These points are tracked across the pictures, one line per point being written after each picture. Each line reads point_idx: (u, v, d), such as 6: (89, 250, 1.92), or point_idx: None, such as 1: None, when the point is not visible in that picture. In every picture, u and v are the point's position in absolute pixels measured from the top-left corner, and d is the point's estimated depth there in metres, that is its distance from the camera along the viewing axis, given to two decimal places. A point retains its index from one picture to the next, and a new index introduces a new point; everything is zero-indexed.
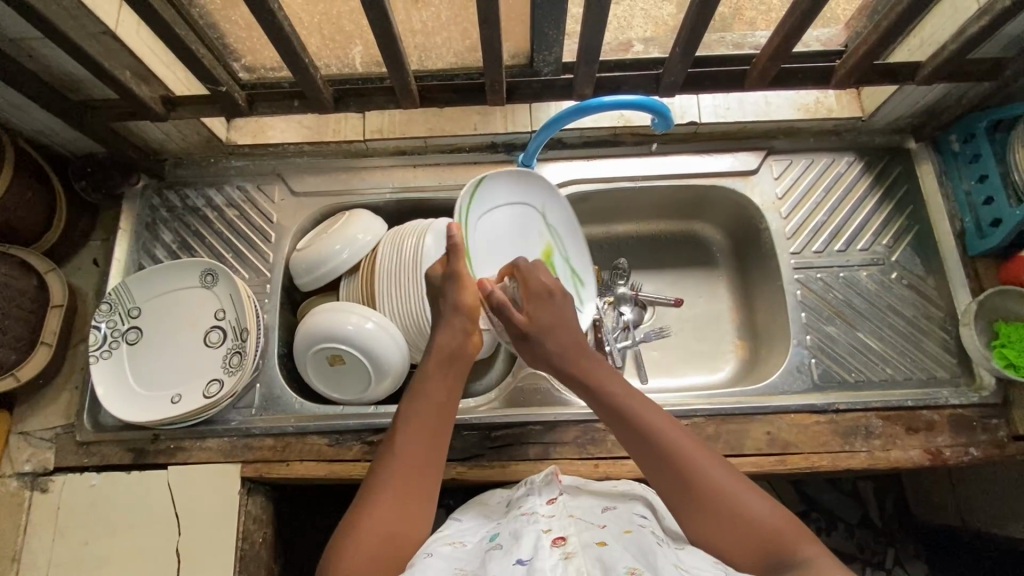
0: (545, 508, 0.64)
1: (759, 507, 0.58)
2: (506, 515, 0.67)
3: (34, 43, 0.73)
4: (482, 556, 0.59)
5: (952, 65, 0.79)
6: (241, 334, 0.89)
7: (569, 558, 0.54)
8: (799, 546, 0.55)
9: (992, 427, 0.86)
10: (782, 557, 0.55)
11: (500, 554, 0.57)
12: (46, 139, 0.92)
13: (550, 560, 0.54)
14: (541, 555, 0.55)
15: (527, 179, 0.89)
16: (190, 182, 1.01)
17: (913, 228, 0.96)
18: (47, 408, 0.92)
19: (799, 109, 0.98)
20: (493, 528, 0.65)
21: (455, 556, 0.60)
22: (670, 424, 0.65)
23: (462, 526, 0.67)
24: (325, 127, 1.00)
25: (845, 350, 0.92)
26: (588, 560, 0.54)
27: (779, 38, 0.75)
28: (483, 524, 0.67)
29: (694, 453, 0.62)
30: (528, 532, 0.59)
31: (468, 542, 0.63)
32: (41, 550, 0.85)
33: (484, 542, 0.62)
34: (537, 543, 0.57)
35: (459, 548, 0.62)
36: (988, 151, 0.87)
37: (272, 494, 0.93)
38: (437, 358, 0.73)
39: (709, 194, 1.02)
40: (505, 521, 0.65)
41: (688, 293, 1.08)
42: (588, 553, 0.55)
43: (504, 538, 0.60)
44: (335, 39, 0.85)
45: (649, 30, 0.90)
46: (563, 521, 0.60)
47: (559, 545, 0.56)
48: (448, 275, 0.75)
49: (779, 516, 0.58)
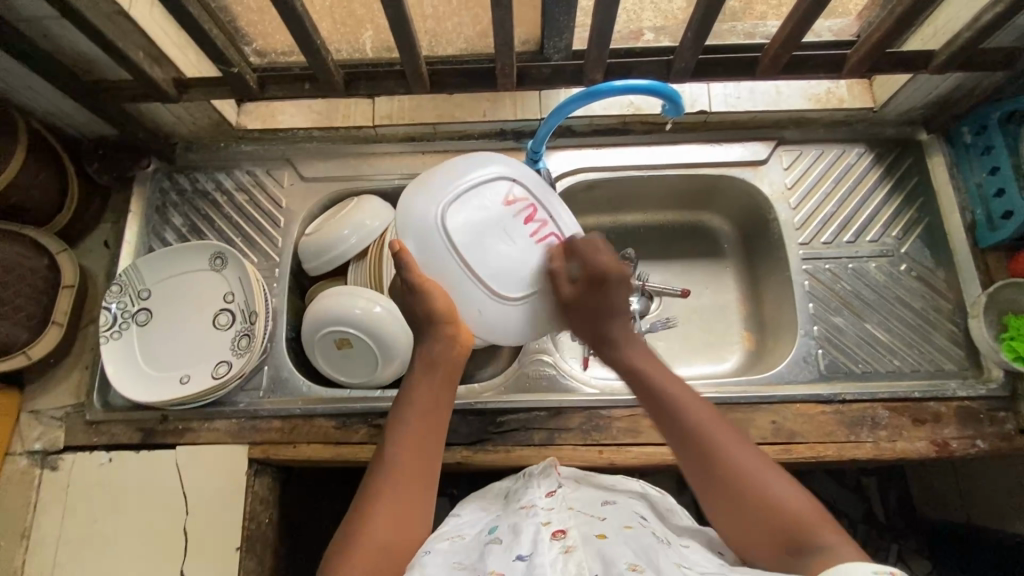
0: (544, 501, 0.64)
1: (781, 494, 0.59)
2: (505, 508, 0.67)
3: (49, 23, 0.74)
4: (481, 549, 0.59)
5: (965, 54, 0.78)
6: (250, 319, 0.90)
7: (570, 552, 0.54)
8: (816, 533, 0.56)
9: (999, 419, 0.86)
10: (800, 544, 0.56)
11: (500, 548, 0.57)
12: (58, 120, 0.92)
13: (550, 554, 0.55)
14: (541, 549, 0.55)
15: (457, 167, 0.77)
16: (199, 166, 1.02)
17: (923, 220, 0.96)
18: (58, 387, 0.93)
19: (810, 99, 0.97)
20: (492, 521, 0.65)
21: (453, 551, 0.60)
22: (705, 410, 0.66)
23: (460, 522, 0.68)
24: (335, 113, 1.00)
25: (852, 341, 0.91)
26: (589, 555, 0.54)
27: (790, 25, 0.75)
28: (482, 517, 0.68)
29: (723, 438, 0.64)
30: (527, 525, 0.59)
31: (467, 535, 0.64)
32: (50, 527, 0.86)
33: (483, 535, 0.62)
34: (536, 537, 0.57)
35: (456, 542, 0.63)
36: (1000, 142, 0.87)
37: (279, 476, 0.93)
38: (421, 367, 0.71)
39: (717, 184, 1.02)
40: (504, 514, 0.65)
41: (695, 283, 1.08)
42: (589, 547, 0.55)
43: (503, 531, 0.60)
44: (346, 24, 0.86)
45: (660, 20, 0.90)
46: (562, 515, 0.61)
47: (559, 538, 0.57)
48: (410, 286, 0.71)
49: (799, 500, 0.58)
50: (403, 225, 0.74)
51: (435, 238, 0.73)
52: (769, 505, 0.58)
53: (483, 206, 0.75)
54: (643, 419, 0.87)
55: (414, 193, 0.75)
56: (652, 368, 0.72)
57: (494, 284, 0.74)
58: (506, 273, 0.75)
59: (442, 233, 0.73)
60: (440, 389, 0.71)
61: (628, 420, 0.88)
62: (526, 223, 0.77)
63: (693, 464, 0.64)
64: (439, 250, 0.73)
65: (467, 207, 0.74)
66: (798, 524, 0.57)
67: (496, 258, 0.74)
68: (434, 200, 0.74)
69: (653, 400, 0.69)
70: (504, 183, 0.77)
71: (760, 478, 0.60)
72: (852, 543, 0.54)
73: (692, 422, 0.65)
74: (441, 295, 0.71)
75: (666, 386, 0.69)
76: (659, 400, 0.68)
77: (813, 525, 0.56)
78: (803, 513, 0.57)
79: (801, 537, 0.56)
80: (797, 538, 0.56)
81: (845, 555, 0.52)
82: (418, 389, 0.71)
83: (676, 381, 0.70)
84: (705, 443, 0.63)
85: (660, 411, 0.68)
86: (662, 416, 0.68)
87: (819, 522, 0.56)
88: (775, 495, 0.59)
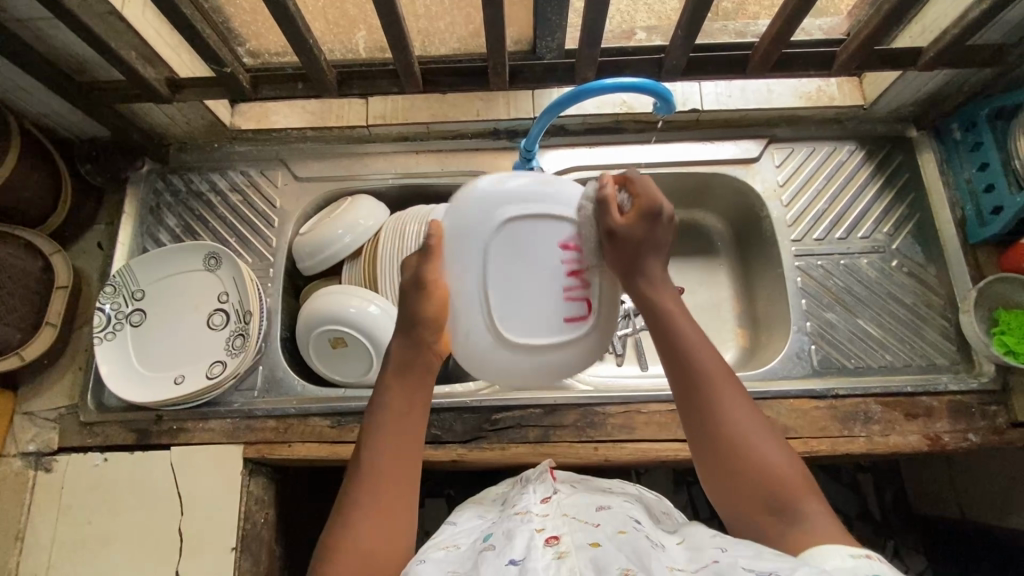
0: (538, 507, 0.64)
1: (776, 459, 0.57)
2: (500, 514, 0.67)
3: (41, 24, 0.74)
4: (475, 557, 0.58)
5: (952, 50, 0.79)
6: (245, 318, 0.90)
7: (563, 558, 0.54)
8: (799, 504, 0.55)
9: (991, 413, 0.86)
10: (777, 508, 0.55)
11: (493, 555, 0.57)
12: (51, 121, 0.93)
13: (543, 560, 0.54)
14: (534, 555, 0.55)
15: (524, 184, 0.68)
16: (193, 166, 1.02)
17: (914, 216, 0.97)
18: (52, 389, 0.92)
19: (801, 97, 0.98)
20: (487, 529, 0.65)
21: (447, 559, 0.60)
22: (718, 363, 0.62)
23: (455, 532, 0.67)
24: (328, 113, 1.00)
25: (845, 337, 0.92)
26: (582, 560, 0.54)
27: (779, 23, 0.76)
28: (477, 525, 0.67)
29: (729, 393, 0.60)
30: (521, 532, 0.59)
31: (462, 545, 0.64)
32: (44, 529, 0.86)
33: (478, 542, 0.62)
34: (529, 543, 0.57)
35: (451, 551, 0.62)
36: (989, 138, 0.87)
37: (274, 475, 0.93)
38: (393, 369, 0.66)
39: (710, 182, 1.02)
40: (499, 521, 0.65)
41: (689, 281, 1.09)
42: (581, 553, 0.54)
43: (497, 538, 0.60)
44: (339, 24, 0.86)
45: (652, 20, 0.90)
46: (556, 521, 0.61)
47: (552, 544, 0.56)
48: (418, 282, 0.66)
49: (791, 467, 0.57)
50: (444, 221, 0.68)
51: (474, 233, 0.67)
52: (755, 469, 0.57)
53: (537, 239, 0.67)
54: (638, 416, 0.88)
55: (487, 181, 0.68)
56: (674, 311, 0.66)
57: (500, 316, 0.68)
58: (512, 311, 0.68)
59: (487, 230, 0.67)
60: (416, 390, 0.66)
61: (622, 417, 0.88)
62: (569, 274, 0.68)
63: (690, 407, 0.61)
64: (462, 259, 0.67)
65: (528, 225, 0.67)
66: (781, 488, 0.56)
67: (514, 292, 0.67)
68: (499, 196, 0.67)
69: (662, 329, 0.65)
70: (567, 226, 0.68)
71: (755, 443, 0.58)
72: (831, 517, 0.54)
73: (704, 369, 0.61)
74: (439, 304, 0.65)
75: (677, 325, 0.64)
76: (670, 339, 0.64)
77: (801, 496, 0.56)
78: (792, 481, 0.56)
79: (782, 502, 0.55)
80: (776, 501, 0.55)
81: (826, 532, 0.52)
82: (392, 392, 0.66)
83: (693, 324, 0.65)
84: (708, 393, 0.60)
85: (671, 349, 0.63)
86: (666, 350, 0.64)
87: (801, 492, 0.56)
88: (767, 461, 0.57)
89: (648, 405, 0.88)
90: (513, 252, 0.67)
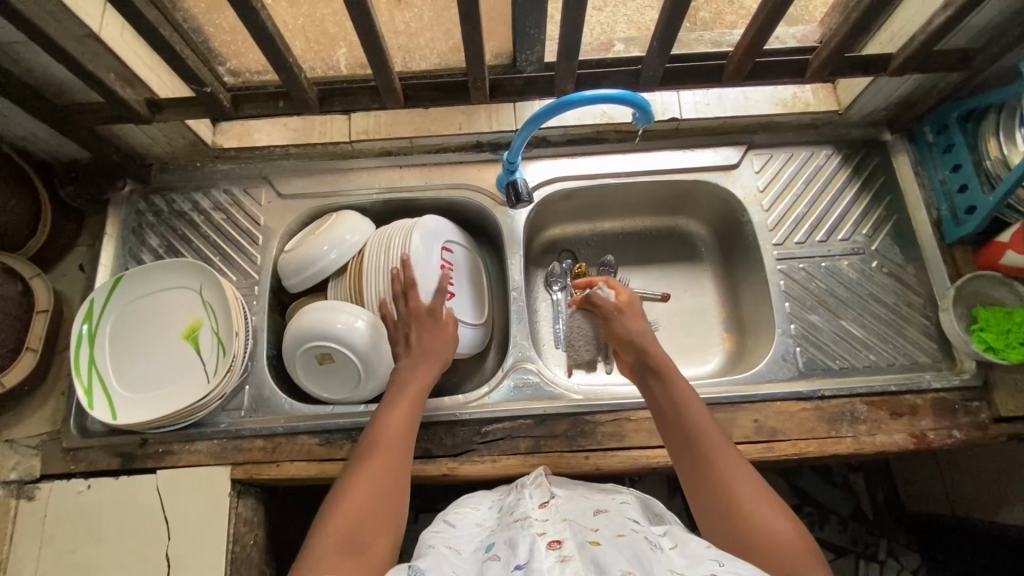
0: (538, 513, 0.64)
1: (778, 529, 0.59)
2: (498, 522, 0.67)
3: (17, 48, 0.73)
4: (479, 567, 0.58)
5: (921, 55, 0.81)
6: (168, 334, 0.91)
7: (566, 560, 0.53)
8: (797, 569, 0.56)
9: (974, 409, 0.87)
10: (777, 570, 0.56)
11: (497, 564, 0.56)
12: (31, 146, 0.92)
13: (547, 561, 0.54)
14: (537, 557, 0.54)
15: (170, 275, 0.92)
16: (176, 186, 1.02)
17: (892, 217, 0.99)
18: (34, 415, 0.91)
19: (777, 104, 1.00)
20: (486, 538, 0.64)
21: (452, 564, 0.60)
22: (724, 446, 0.67)
23: (455, 534, 0.67)
24: (311, 130, 1.01)
25: (829, 338, 0.93)
26: (585, 562, 0.53)
27: (752, 32, 0.77)
28: (478, 533, 0.67)
29: (734, 474, 0.64)
30: (523, 538, 0.58)
31: (464, 551, 0.63)
32: (27, 558, 0.84)
33: (480, 552, 0.61)
34: (532, 547, 0.56)
35: (455, 556, 0.62)
36: (960, 139, 0.90)
37: (263, 496, 0.92)
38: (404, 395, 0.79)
39: (692, 189, 1.04)
40: (497, 530, 0.64)
41: (675, 287, 1.10)
42: (583, 554, 0.54)
43: (500, 547, 0.59)
44: (319, 42, 0.86)
45: (630, 31, 0.93)
46: (557, 525, 0.60)
47: (555, 548, 0.56)
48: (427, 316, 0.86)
49: (791, 531, 0.59)
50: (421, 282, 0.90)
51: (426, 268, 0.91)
52: (761, 539, 0.58)
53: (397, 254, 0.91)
54: (628, 423, 0.88)
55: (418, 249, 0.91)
56: (682, 396, 0.73)
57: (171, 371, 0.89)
58: (115, 356, 0.90)
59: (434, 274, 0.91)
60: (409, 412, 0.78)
61: (612, 425, 0.88)
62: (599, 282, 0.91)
63: (697, 488, 0.65)
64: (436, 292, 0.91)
65: (159, 280, 0.92)
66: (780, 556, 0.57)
67: (130, 362, 0.90)
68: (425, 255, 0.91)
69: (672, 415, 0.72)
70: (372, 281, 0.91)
71: (754, 507, 0.61)
72: None
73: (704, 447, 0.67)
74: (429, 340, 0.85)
75: (685, 411, 0.71)
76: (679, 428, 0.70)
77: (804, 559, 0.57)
78: (789, 545, 0.57)
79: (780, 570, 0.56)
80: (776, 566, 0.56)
81: None
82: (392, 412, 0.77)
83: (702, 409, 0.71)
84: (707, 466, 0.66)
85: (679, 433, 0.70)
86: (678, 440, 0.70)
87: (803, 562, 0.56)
88: (767, 527, 0.59)
89: (638, 412, 0.88)
90: (154, 351, 0.90)
